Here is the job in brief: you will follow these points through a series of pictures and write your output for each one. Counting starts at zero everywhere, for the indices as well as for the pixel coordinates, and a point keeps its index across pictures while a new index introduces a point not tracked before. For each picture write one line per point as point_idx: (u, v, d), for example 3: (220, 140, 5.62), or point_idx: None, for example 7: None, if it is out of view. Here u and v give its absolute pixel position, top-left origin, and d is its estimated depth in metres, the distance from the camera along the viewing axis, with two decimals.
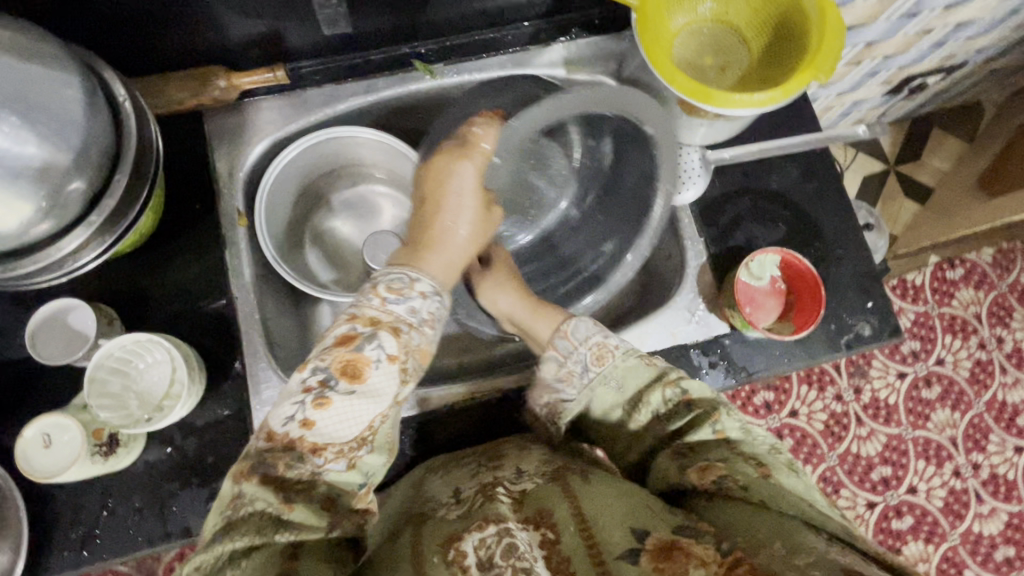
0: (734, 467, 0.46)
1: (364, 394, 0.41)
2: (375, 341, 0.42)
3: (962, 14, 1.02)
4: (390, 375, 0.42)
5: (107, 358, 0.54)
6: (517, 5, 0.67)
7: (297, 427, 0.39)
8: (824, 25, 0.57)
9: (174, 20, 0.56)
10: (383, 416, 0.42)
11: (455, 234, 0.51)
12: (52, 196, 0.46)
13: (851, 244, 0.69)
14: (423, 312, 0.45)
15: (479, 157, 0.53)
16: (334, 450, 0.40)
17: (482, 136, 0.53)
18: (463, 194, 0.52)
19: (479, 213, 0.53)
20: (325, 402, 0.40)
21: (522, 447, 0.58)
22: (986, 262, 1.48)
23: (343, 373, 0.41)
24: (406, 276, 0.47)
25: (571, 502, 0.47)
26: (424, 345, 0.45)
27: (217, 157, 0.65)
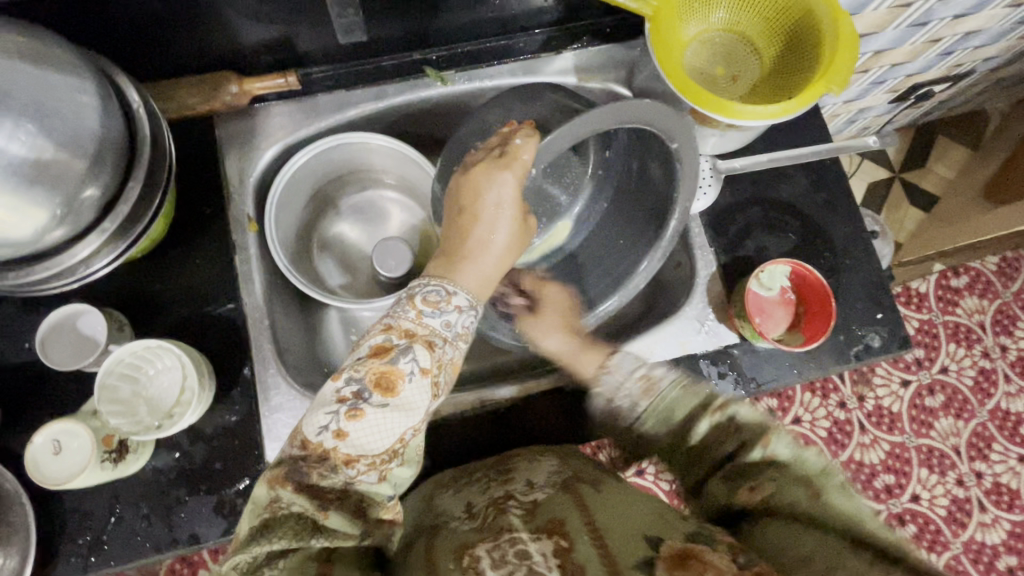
0: (783, 489, 0.44)
1: (398, 407, 0.42)
2: (409, 354, 0.43)
3: (970, 23, 1.02)
4: (423, 389, 0.43)
5: (118, 364, 0.54)
6: (529, 12, 0.67)
7: (330, 436, 0.40)
8: (838, 33, 0.57)
9: (186, 25, 0.56)
10: (415, 429, 0.43)
11: (494, 247, 0.50)
12: (67, 203, 0.45)
13: (861, 255, 0.69)
14: (457, 326, 0.46)
15: (521, 168, 0.48)
16: (365, 461, 0.41)
17: (523, 146, 0.48)
18: (502, 207, 0.49)
19: (517, 225, 0.51)
20: (360, 413, 0.41)
21: (533, 459, 0.57)
22: (990, 271, 1.47)
23: (377, 385, 0.42)
24: (442, 289, 0.47)
25: (583, 510, 0.46)
26: (457, 360, 0.46)
27: (228, 161, 0.65)
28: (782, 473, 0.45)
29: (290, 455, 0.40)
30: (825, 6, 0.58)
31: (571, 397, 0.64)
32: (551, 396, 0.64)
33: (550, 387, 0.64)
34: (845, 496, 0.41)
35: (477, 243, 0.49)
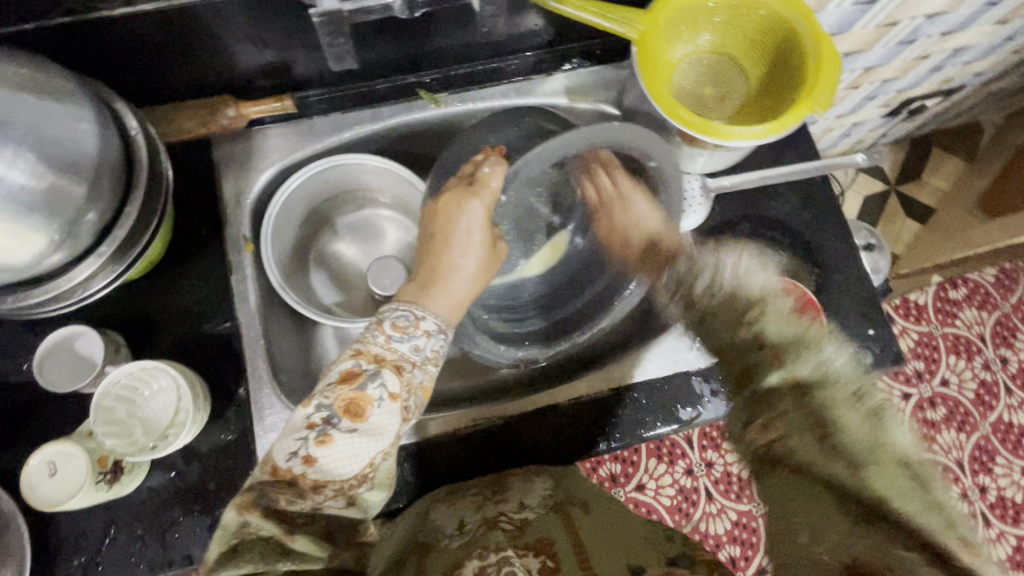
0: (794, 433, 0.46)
1: (368, 432, 0.42)
2: (377, 380, 0.44)
3: (958, 40, 1.04)
4: (392, 414, 0.44)
5: (114, 385, 0.55)
6: (520, 36, 0.68)
7: (299, 463, 0.40)
8: (821, 55, 0.58)
9: (185, 53, 0.58)
10: (385, 454, 0.43)
11: (463, 272, 0.51)
12: (65, 227, 0.46)
13: (852, 271, 0.69)
14: (426, 350, 0.47)
15: (488, 196, 0.53)
16: (333, 487, 0.41)
17: (490, 174, 0.54)
18: (472, 233, 0.52)
19: (486, 252, 0.53)
20: (328, 438, 0.41)
21: (527, 479, 0.58)
22: (988, 282, 1.48)
23: (346, 411, 0.42)
24: (411, 314, 0.48)
25: (571, 532, 0.47)
26: (428, 384, 0.47)
27: (225, 183, 0.67)
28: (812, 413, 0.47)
29: (268, 476, 0.40)
30: (808, 28, 0.59)
31: (562, 417, 0.64)
32: (544, 414, 0.64)
33: (542, 405, 0.64)
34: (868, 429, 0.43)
35: (443, 270, 0.51)
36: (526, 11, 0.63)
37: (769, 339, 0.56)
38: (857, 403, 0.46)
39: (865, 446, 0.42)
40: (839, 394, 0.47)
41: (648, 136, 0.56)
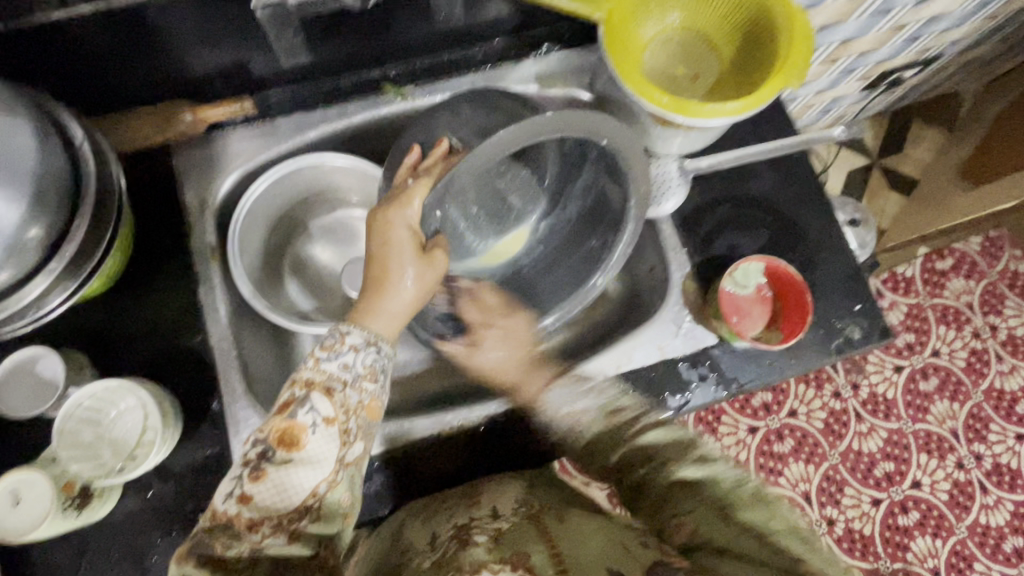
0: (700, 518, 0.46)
1: (304, 461, 0.42)
2: (307, 405, 0.43)
3: (932, 9, 1.03)
4: (329, 439, 0.43)
5: (78, 408, 0.52)
6: (486, 24, 0.66)
7: (234, 503, 0.40)
8: (792, 31, 0.57)
9: (135, 57, 0.55)
10: (330, 481, 0.43)
11: (394, 289, 0.49)
12: (7, 246, 0.44)
13: (836, 247, 0.68)
14: (356, 367, 0.46)
15: (409, 209, 0.49)
16: (269, 525, 0.40)
17: (415, 187, 0.50)
18: (399, 248, 0.49)
19: (421, 261, 0.49)
20: (261, 474, 0.41)
21: (501, 483, 0.57)
22: (974, 251, 1.53)
23: (279, 442, 0.42)
24: (336, 332, 0.47)
25: (548, 545, 0.47)
26: (369, 402, 0.46)
27: (186, 191, 0.64)
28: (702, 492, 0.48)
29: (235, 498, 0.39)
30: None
31: None
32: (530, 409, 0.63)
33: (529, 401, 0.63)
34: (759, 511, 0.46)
35: (377, 286, 0.49)
36: None
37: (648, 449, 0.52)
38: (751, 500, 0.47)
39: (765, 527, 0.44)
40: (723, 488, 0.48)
41: (585, 113, 0.49)
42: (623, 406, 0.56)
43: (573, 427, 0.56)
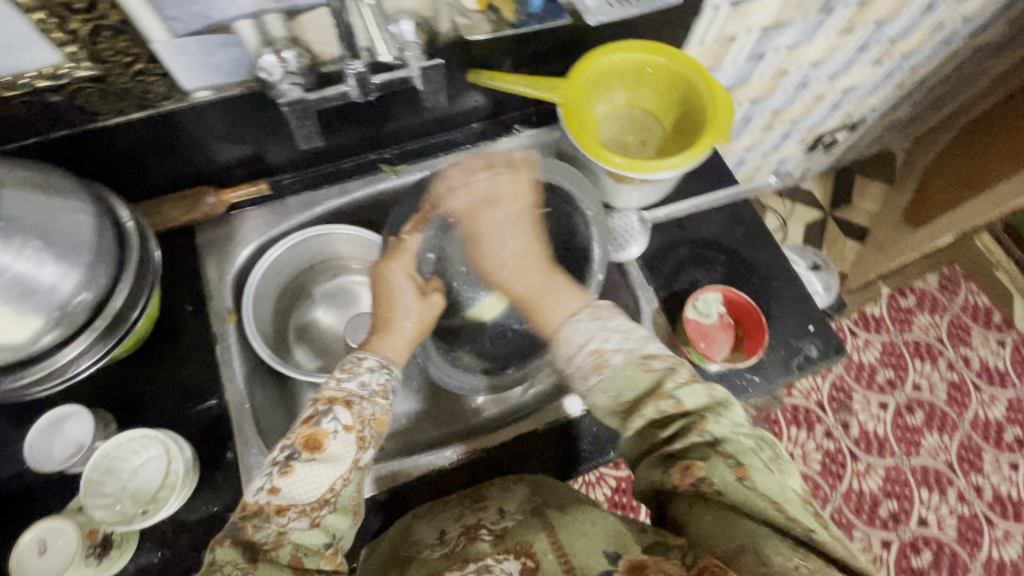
0: (713, 468, 0.46)
1: (326, 460, 0.47)
2: (330, 415, 0.49)
3: (845, 81, 1.20)
4: (348, 443, 0.48)
5: (104, 458, 0.57)
6: (465, 112, 0.79)
7: (265, 494, 0.45)
8: (716, 98, 0.69)
9: (170, 152, 0.66)
10: (344, 479, 0.48)
11: (404, 322, 0.60)
12: (61, 307, 0.51)
13: (785, 277, 0.77)
14: (372, 385, 0.53)
15: (407, 258, 0.64)
16: (297, 510, 0.45)
17: (410, 241, 0.64)
18: (405, 289, 0.62)
19: (420, 301, 0.62)
20: (290, 470, 0.46)
21: (505, 488, 0.60)
22: (933, 288, 1.64)
23: (306, 445, 0.47)
24: (355, 357, 0.55)
25: (549, 531, 0.49)
26: (380, 415, 0.52)
27: (207, 264, 0.72)
28: (727, 452, 0.47)
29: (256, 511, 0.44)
30: (703, 81, 0.71)
31: (543, 441, 0.67)
32: (524, 441, 0.67)
33: (523, 433, 0.67)
34: (766, 475, 0.46)
35: (385, 324, 0.60)
36: (466, 91, 0.74)
37: (683, 406, 0.49)
38: (765, 465, 0.46)
39: (778, 506, 0.44)
40: (739, 450, 0.47)
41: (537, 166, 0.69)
42: (652, 355, 0.52)
43: (597, 366, 0.52)
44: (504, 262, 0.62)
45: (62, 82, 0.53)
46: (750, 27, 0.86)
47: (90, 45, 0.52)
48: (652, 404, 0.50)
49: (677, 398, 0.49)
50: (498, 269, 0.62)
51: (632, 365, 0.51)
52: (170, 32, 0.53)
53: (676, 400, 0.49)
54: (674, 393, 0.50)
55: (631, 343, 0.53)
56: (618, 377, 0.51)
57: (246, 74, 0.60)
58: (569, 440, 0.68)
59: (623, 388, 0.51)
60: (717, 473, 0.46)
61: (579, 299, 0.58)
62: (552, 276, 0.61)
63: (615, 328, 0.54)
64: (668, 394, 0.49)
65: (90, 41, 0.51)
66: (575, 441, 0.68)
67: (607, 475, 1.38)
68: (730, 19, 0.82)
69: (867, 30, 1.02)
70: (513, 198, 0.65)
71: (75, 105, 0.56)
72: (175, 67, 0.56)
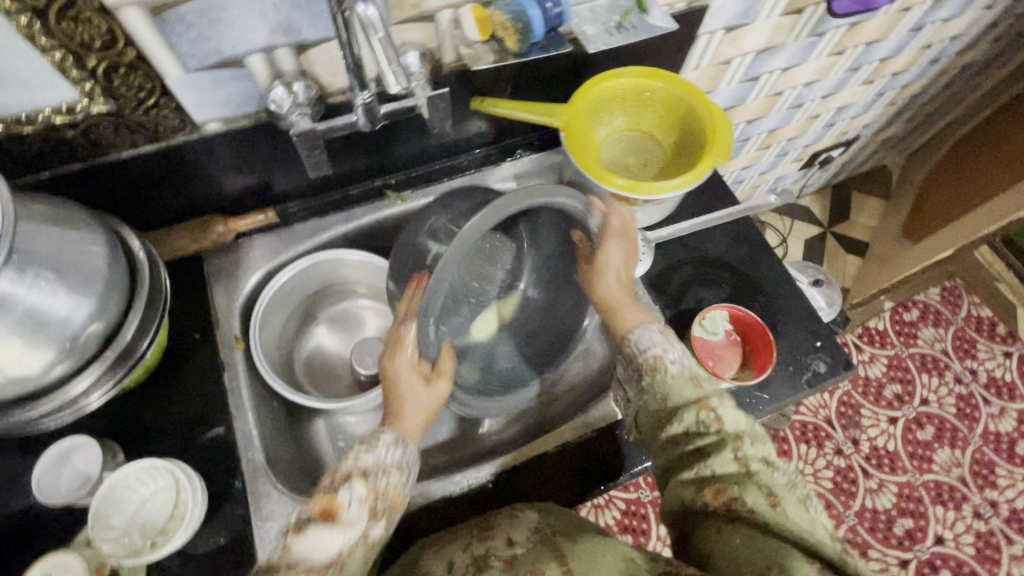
0: (745, 493, 0.46)
1: (340, 527, 0.46)
2: (346, 486, 0.49)
3: (838, 100, 1.22)
4: (361, 514, 0.48)
5: (112, 489, 0.56)
6: (469, 138, 0.80)
7: (281, 548, 0.45)
8: (715, 117, 0.71)
9: (181, 182, 0.67)
10: (354, 544, 0.47)
11: (415, 404, 0.56)
12: (73, 338, 0.51)
13: (790, 293, 0.77)
14: (388, 459, 0.51)
15: (409, 348, 0.57)
16: (307, 567, 0.44)
17: (407, 329, 0.57)
18: (410, 378, 0.56)
19: (426, 387, 0.57)
20: (302, 530, 0.46)
21: (513, 515, 0.58)
22: (936, 301, 1.65)
23: (322, 513, 0.47)
24: (371, 433, 0.54)
25: (560, 562, 0.50)
26: (394, 489, 0.51)
27: (216, 294, 0.73)
28: (761, 479, 0.47)
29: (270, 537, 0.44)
30: (702, 103, 0.72)
31: (556, 461, 0.67)
32: (537, 463, 0.67)
33: (535, 454, 0.67)
34: (797, 506, 0.46)
35: (396, 408, 0.55)
36: (469, 118, 0.76)
37: (722, 423, 0.49)
38: (798, 497, 0.47)
39: (808, 532, 0.43)
40: (772, 480, 0.47)
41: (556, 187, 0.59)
42: (703, 375, 0.55)
43: (653, 368, 0.55)
44: (598, 264, 0.63)
45: (78, 118, 0.55)
46: (744, 51, 0.89)
47: (106, 83, 0.53)
48: (692, 413, 0.50)
49: (718, 413, 0.50)
50: (592, 271, 0.63)
51: (683, 377, 0.54)
52: (183, 68, 0.54)
53: (717, 414, 0.50)
54: (716, 408, 0.50)
55: (688, 359, 0.56)
56: (668, 385, 0.53)
57: (256, 106, 0.62)
58: (583, 460, 0.67)
59: (673, 392, 0.53)
60: (751, 495, 0.45)
61: (653, 318, 0.60)
62: (632, 294, 0.62)
63: (679, 347, 0.57)
64: (710, 407, 0.50)
65: (106, 79, 0.53)
66: (590, 460, 0.67)
67: (616, 497, 1.36)
68: (724, 44, 0.85)
69: (858, 51, 1.04)
70: (621, 225, 0.64)
71: (90, 140, 0.58)
72: (187, 101, 0.57)
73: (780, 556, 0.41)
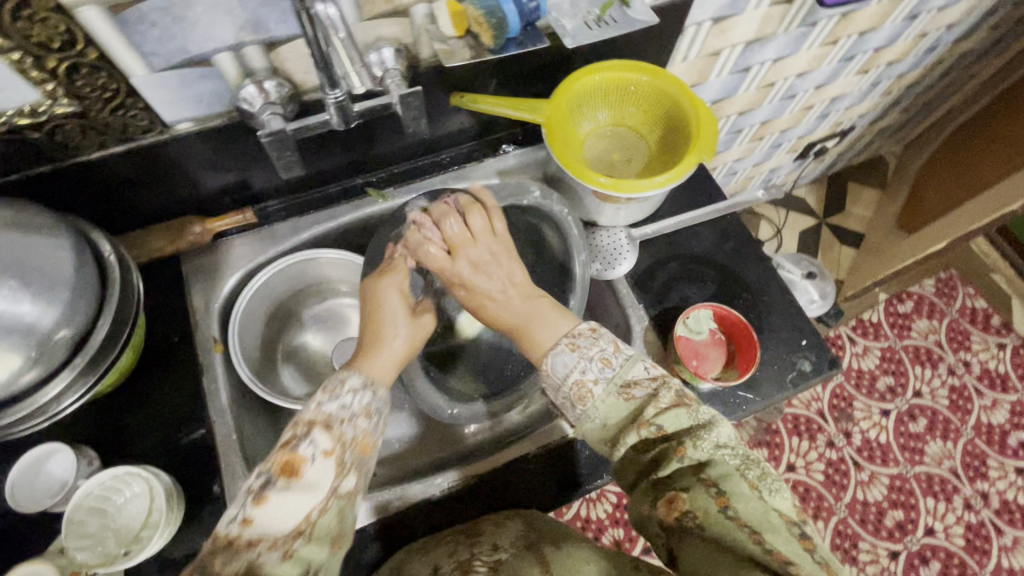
0: (695, 499, 0.46)
1: (302, 487, 0.45)
2: (308, 439, 0.47)
3: (832, 91, 1.20)
4: (326, 468, 0.47)
5: (87, 497, 0.56)
6: (451, 134, 0.79)
7: (237, 525, 0.43)
8: (698, 112, 0.69)
9: (154, 182, 0.66)
10: (322, 507, 0.46)
11: (393, 345, 0.56)
12: (40, 346, 0.51)
13: (777, 291, 0.76)
14: (354, 405, 0.50)
15: (402, 274, 0.61)
16: (267, 542, 0.43)
17: (403, 256, 0.62)
18: (397, 311, 0.58)
19: (412, 323, 0.58)
20: (264, 498, 0.44)
21: (499, 522, 0.59)
22: (930, 293, 1.64)
23: (281, 472, 0.45)
24: (337, 377, 0.52)
25: (541, 569, 0.51)
26: (362, 438, 0.50)
27: (194, 293, 0.72)
28: (709, 476, 0.46)
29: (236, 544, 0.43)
30: (686, 98, 0.70)
31: (538, 464, 0.66)
32: (517, 466, 0.66)
33: (514, 458, 0.66)
34: (752, 500, 0.44)
35: (373, 339, 0.57)
36: (450, 113, 0.74)
37: (664, 431, 0.48)
38: (753, 487, 0.45)
39: (760, 534, 0.43)
40: (721, 477, 0.46)
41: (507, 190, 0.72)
42: (634, 381, 0.51)
43: (580, 398, 0.51)
44: (479, 289, 0.58)
45: (42, 120, 0.54)
46: (732, 43, 0.87)
47: (69, 84, 0.52)
48: (633, 433, 0.49)
49: (658, 425, 0.48)
50: (484, 300, 0.58)
51: (613, 395, 0.50)
52: (148, 67, 0.53)
53: (657, 427, 0.48)
54: (654, 421, 0.48)
55: (613, 370, 0.51)
56: (601, 410, 0.50)
57: (227, 104, 0.60)
58: (564, 463, 0.67)
59: (610, 413, 0.50)
60: (700, 502, 0.46)
61: (568, 321, 0.56)
62: (539, 301, 0.57)
63: (597, 353, 0.52)
64: (648, 422, 0.48)
65: (68, 79, 0.51)
66: (573, 462, 0.67)
67: (608, 491, 1.37)
68: (713, 35, 0.83)
69: (850, 41, 1.02)
70: (500, 237, 0.60)
71: (57, 141, 0.56)
72: (156, 101, 0.56)
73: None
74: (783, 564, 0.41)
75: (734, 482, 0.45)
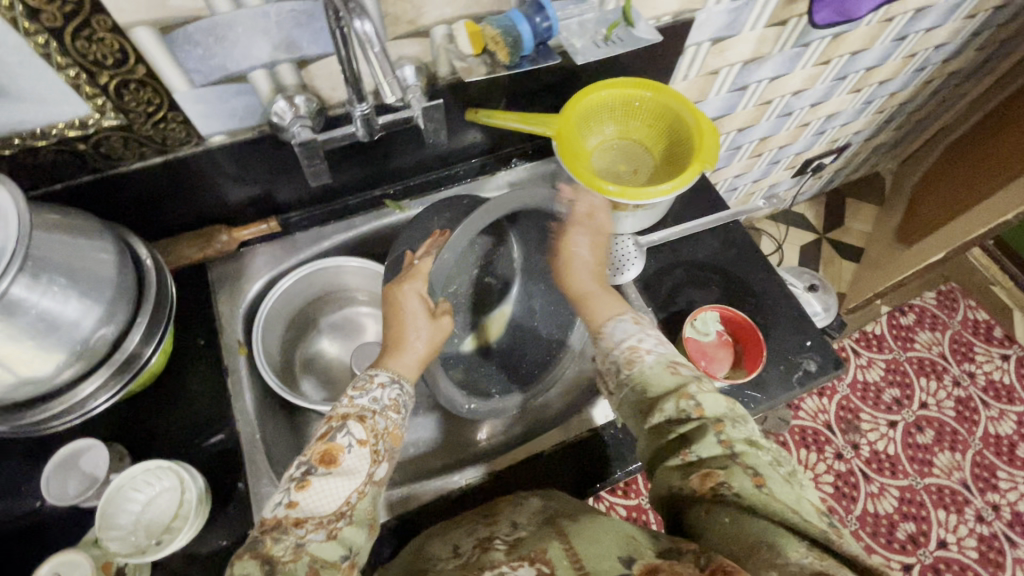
0: (731, 475, 0.48)
1: (341, 474, 0.48)
2: (344, 430, 0.50)
3: (827, 108, 1.25)
4: (363, 457, 0.50)
5: (118, 490, 0.58)
6: (464, 148, 0.83)
7: (283, 508, 0.46)
8: (700, 125, 0.74)
9: (186, 193, 0.69)
10: (360, 492, 0.49)
11: (416, 347, 0.59)
12: (83, 342, 0.54)
13: (780, 295, 0.79)
14: (384, 400, 0.54)
15: (421, 280, 0.61)
16: (314, 522, 0.46)
17: (421, 263, 0.63)
18: (418, 315, 0.60)
19: (432, 324, 0.60)
20: (307, 484, 0.47)
21: (519, 504, 0.60)
22: (932, 305, 1.66)
23: (321, 461, 0.48)
24: (367, 375, 0.56)
25: (562, 539, 0.50)
26: (393, 429, 0.53)
27: (219, 300, 0.75)
28: (745, 460, 0.49)
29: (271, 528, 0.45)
30: (688, 112, 0.75)
31: (549, 462, 0.69)
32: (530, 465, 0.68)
33: (529, 457, 0.69)
34: (784, 484, 0.47)
35: (395, 343, 0.58)
36: (465, 129, 0.78)
37: (702, 410, 0.52)
38: (783, 477, 0.48)
39: (795, 510, 0.45)
40: (755, 461, 0.49)
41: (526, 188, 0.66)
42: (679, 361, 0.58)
43: (631, 360, 0.58)
44: (569, 257, 0.69)
45: (90, 132, 0.57)
46: (730, 62, 0.92)
47: (117, 99, 0.56)
48: (672, 401, 0.53)
49: (698, 400, 0.52)
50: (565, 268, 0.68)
51: (660, 366, 0.57)
52: (190, 82, 0.57)
53: (696, 402, 0.52)
54: (695, 396, 0.53)
55: (664, 348, 0.59)
56: (645, 374, 0.56)
57: (259, 119, 0.64)
58: (575, 463, 0.68)
59: (650, 382, 0.55)
60: (736, 479, 0.47)
61: (623, 305, 0.65)
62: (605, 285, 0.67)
63: (652, 335, 0.60)
64: (689, 395, 0.53)
65: (117, 95, 0.55)
66: (582, 462, 0.69)
67: (618, 503, 1.37)
68: (711, 55, 0.87)
69: (843, 60, 1.07)
70: (598, 222, 0.70)
71: (102, 153, 0.60)
72: (193, 115, 0.60)
73: (762, 538, 0.43)
74: (819, 533, 0.43)
75: (765, 467, 0.48)
